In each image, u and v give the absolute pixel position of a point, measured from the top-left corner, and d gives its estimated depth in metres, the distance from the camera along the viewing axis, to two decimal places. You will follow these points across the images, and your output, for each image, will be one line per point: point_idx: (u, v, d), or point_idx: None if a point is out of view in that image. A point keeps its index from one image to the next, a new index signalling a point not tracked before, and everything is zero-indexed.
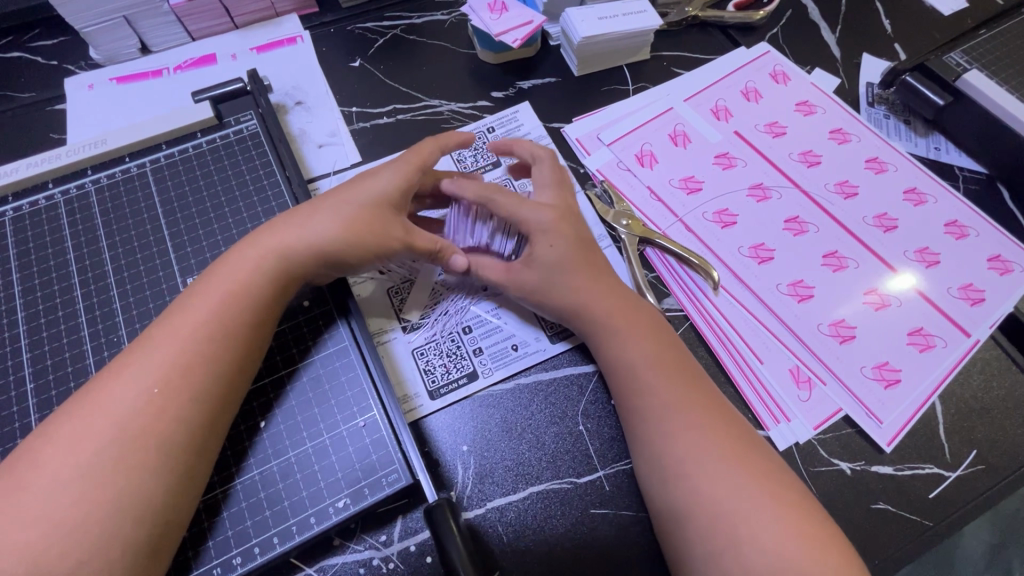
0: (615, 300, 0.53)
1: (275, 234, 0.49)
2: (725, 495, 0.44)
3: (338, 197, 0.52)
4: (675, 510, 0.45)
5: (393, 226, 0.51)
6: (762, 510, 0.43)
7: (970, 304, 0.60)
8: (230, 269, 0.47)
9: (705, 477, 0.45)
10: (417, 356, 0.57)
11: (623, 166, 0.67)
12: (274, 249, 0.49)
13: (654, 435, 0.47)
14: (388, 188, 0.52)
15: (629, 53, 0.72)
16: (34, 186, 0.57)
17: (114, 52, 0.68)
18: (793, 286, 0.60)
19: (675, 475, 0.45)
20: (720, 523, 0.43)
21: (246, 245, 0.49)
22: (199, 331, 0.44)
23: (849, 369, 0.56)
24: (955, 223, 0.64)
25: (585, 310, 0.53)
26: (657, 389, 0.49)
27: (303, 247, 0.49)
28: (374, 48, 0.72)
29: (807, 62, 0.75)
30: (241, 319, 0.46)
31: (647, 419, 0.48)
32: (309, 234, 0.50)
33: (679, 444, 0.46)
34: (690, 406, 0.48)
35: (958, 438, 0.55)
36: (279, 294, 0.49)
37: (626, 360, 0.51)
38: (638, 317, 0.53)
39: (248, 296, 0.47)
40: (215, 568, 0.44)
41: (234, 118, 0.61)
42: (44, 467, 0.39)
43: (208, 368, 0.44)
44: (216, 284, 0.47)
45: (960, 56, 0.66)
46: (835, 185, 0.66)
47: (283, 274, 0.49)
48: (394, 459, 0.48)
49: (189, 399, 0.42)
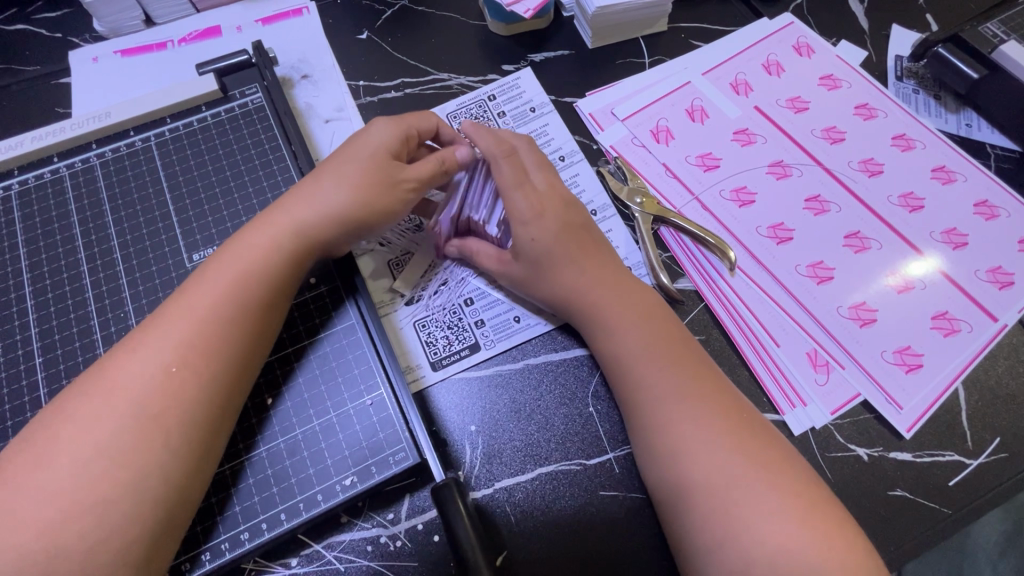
0: (618, 283, 0.52)
1: (285, 209, 0.48)
2: (729, 480, 0.43)
3: (338, 164, 0.50)
4: (681, 496, 0.44)
5: (404, 179, 0.51)
6: (767, 496, 0.42)
7: (999, 288, 0.57)
8: (243, 249, 0.46)
9: (709, 461, 0.43)
10: (419, 328, 0.56)
11: (637, 143, 0.65)
12: (286, 223, 0.48)
13: (654, 417, 0.46)
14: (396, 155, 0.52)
15: (645, 24, 0.70)
16: (40, 159, 0.56)
17: (118, 24, 0.67)
18: (812, 268, 0.58)
19: (680, 457, 0.44)
20: (725, 507, 0.42)
21: (260, 224, 0.48)
22: (216, 310, 0.44)
23: (869, 353, 0.55)
24: (985, 204, 0.61)
25: (588, 289, 0.52)
26: (660, 373, 0.47)
27: (316, 219, 0.48)
28: (382, 20, 0.70)
29: (832, 34, 0.72)
30: (257, 298, 0.45)
31: (655, 401, 0.47)
32: (324, 207, 0.48)
33: (684, 427, 0.45)
34: (690, 392, 0.46)
35: (980, 425, 0.53)
36: (296, 269, 0.48)
37: (626, 341, 0.50)
38: (637, 302, 0.52)
39: (263, 275, 0.46)
40: (223, 544, 0.44)
41: (239, 92, 0.60)
42: (52, 442, 0.38)
43: (225, 345, 0.43)
44: (225, 265, 0.46)
45: (998, 27, 0.63)
46: (858, 162, 0.63)
47: (302, 250, 0.48)
48: (401, 438, 0.48)
49: (207, 381, 0.42)
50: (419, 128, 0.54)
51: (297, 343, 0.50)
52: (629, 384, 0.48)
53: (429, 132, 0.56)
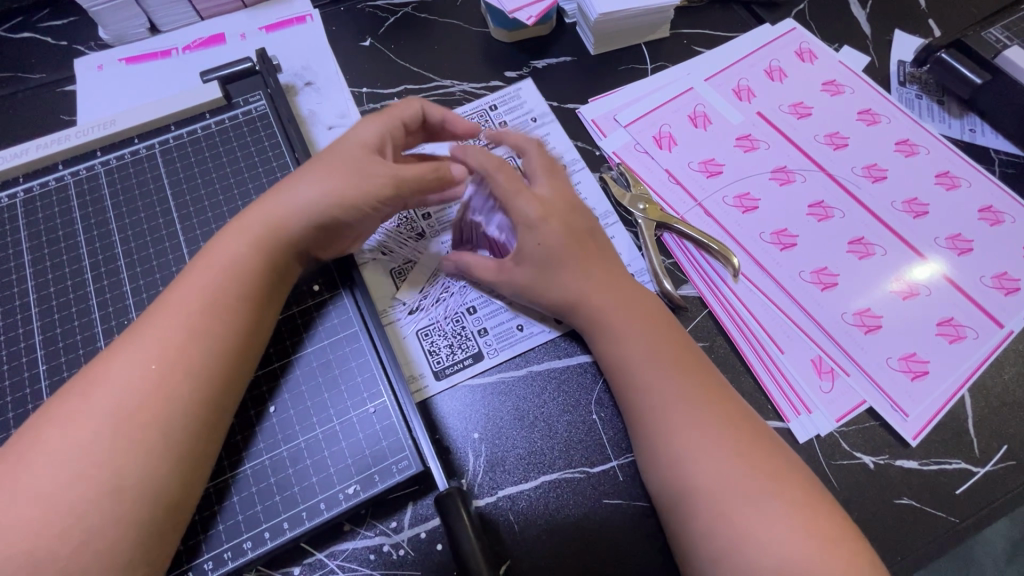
0: (616, 292, 0.52)
1: (263, 204, 0.49)
2: (730, 495, 0.42)
3: (319, 161, 0.51)
4: (683, 501, 0.44)
5: (375, 173, 0.50)
6: (767, 510, 0.41)
7: (1004, 294, 0.57)
8: (223, 246, 0.47)
9: (709, 475, 0.43)
10: (422, 337, 0.56)
11: (640, 149, 0.65)
12: (260, 218, 0.48)
13: (656, 432, 0.46)
14: (371, 146, 0.51)
15: (647, 30, 0.70)
16: (46, 167, 0.56)
17: (123, 32, 0.67)
18: (816, 274, 0.58)
19: (680, 473, 0.44)
20: (725, 523, 0.42)
21: (239, 220, 0.48)
22: (196, 307, 0.44)
23: (873, 360, 0.55)
24: (990, 209, 0.61)
25: (585, 301, 0.51)
26: (659, 386, 0.47)
27: (288, 211, 0.48)
28: (385, 27, 0.70)
29: (835, 39, 0.72)
30: (236, 293, 0.45)
31: (654, 414, 0.47)
32: (297, 198, 0.48)
33: (684, 442, 0.45)
34: (691, 399, 0.46)
35: (987, 432, 0.53)
36: (274, 263, 0.48)
37: (626, 354, 0.49)
38: (636, 309, 0.51)
39: (238, 269, 0.46)
40: (225, 552, 0.44)
41: (243, 99, 0.60)
42: (52, 450, 0.38)
43: (205, 342, 0.43)
44: (205, 262, 0.46)
45: (1001, 32, 0.63)
46: (862, 167, 0.63)
47: (268, 239, 0.47)
48: (404, 447, 0.47)
49: (187, 377, 0.42)
50: (402, 118, 0.54)
51: (300, 350, 0.50)
52: (629, 397, 0.48)
53: (415, 118, 0.55)
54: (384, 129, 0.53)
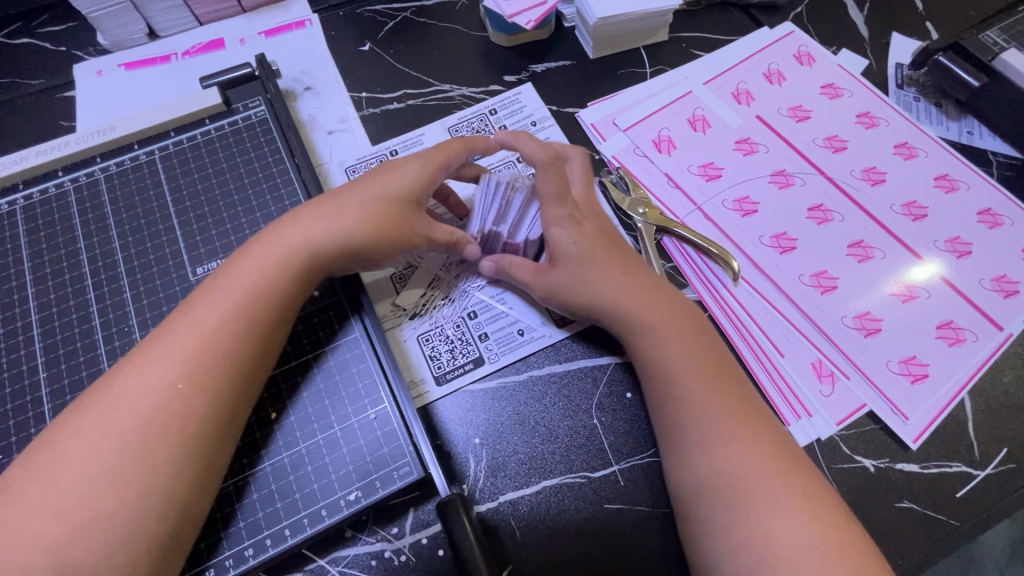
0: (651, 296, 0.51)
1: (298, 227, 0.48)
2: (758, 508, 0.42)
3: (363, 191, 0.51)
4: (707, 516, 0.43)
5: (414, 226, 0.50)
6: (795, 525, 0.41)
7: (1004, 296, 0.57)
8: (254, 263, 0.46)
9: (738, 487, 0.43)
10: (423, 343, 0.56)
11: (639, 153, 0.65)
12: (297, 243, 0.47)
13: (691, 441, 0.46)
14: (414, 191, 0.51)
15: (645, 34, 0.70)
16: (45, 174, 0.56)
17: (122, 38, 0.67)
18: (815, 277, 0.58)
19: (711, 484, 0.44)
20: (749, 537, 0.41)
21: (271, 237, 0.48)
22: (226, 329, 0.43)
23: (873, 363, 0.55)
24: (989, 212, 0.61)
25: (620, 306, 0.51)
26: (695, 395, 0.47)
27: (325, 243, 0.48)
28: (384, 31, 0.70)
29: (834, 42, 0.72)
30: (265, 318, 0.45)
31: (687, 423, 0.46)
32: (334, 230, 0.48)
33: (718, 453, 0.44)
34: (728, 412, 0.46)
35: (988, 435, 0.53)
36: (302, 289, 0.48)
37: (662, 360, 0.49)
38: (676, 315, 0.51)
39: (270, 295, 0.46)
40: (226, 560, 0.44)
41: (243, 105, 0.60)
42: (58, 460, 0.38)
43: (234, 363, 0.43)
44: (237, 278, 0.46)
45: (998, 35, 0.62)
46: (861, 171, 0.63)
47: (304, 268, 0.48)
48: (405, 453, 0.47)
49: (212, 395, 0.42)
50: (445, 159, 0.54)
51: (323, 359, 0.50)
52: (664, 404, 0.48)
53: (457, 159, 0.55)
54: (431, 175, 0.52)
